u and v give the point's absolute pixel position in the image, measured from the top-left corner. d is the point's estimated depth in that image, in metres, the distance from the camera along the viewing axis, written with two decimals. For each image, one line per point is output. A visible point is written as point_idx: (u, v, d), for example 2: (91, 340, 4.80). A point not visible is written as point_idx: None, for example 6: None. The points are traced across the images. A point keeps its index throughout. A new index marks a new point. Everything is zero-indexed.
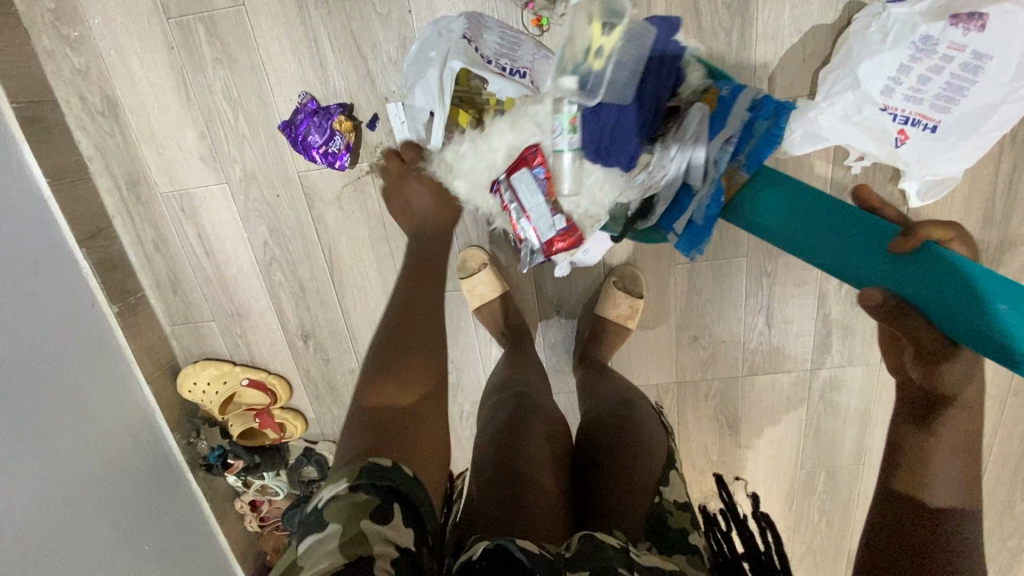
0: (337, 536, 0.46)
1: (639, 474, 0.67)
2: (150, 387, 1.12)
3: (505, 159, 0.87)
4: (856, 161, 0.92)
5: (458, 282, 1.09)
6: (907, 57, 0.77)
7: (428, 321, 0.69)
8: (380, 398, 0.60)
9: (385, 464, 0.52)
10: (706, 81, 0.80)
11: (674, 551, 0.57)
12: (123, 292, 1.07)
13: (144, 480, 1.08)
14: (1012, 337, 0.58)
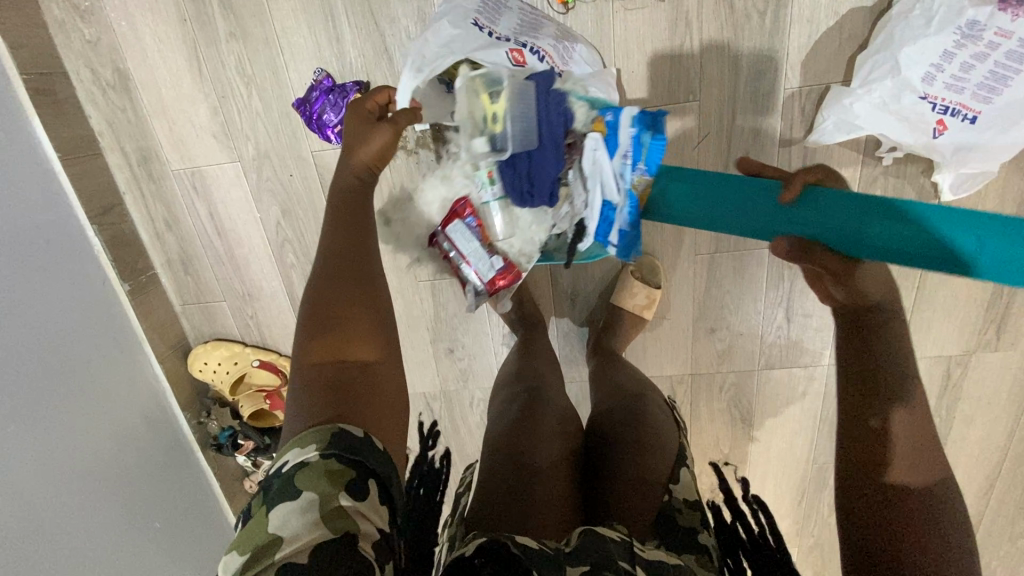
0: (315, 510, 0.43)
1: (647, 468, 0.65)
2: (161, 366, 1.11)
3: (440, 212, 0.90)
4: (889, 152, 0.88)
5: None
6: (951, 43, 0.73)
7: (364, 259, 0.57)
8: (324, 355, 0.51)
9: (357, 436, 0.47)
10: (591, 109, 0.71)
11: (684, 552, 0.56)
12: (134, 270, 1.06)
13: (154, 459, 1.08)
14: (933, 226, 0.59)
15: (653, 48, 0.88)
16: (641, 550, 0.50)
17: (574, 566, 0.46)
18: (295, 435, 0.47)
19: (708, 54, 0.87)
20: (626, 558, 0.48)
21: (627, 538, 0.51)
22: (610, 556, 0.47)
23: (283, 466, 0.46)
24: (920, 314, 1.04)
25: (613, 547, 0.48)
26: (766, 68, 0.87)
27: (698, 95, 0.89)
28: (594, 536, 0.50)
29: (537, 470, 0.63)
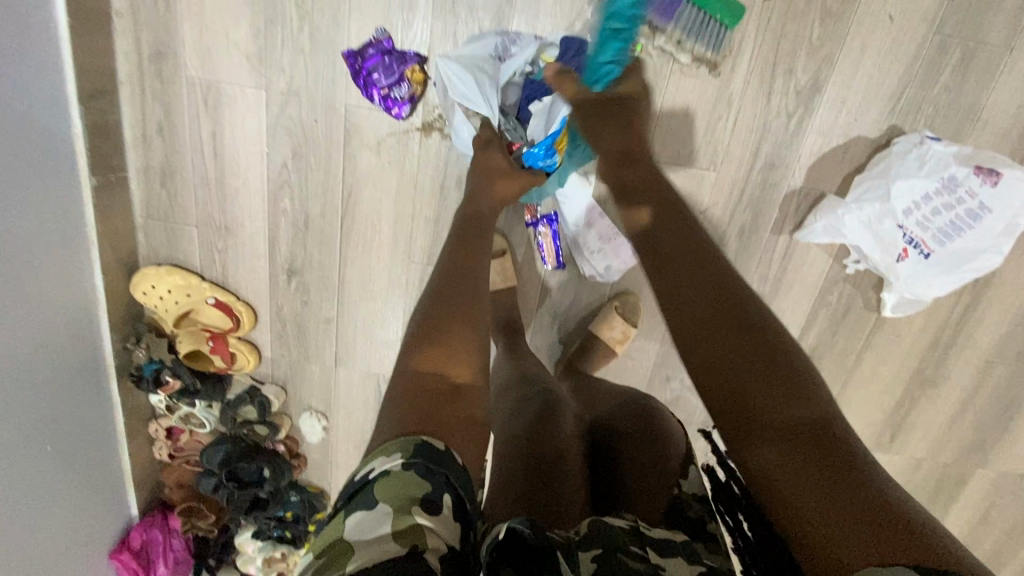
0: (388, 521, 0.43)
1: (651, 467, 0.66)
2: (104, 278, 1.01)
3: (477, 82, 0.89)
4: (854, 262, 1.03)
5: None
6: (932, 188, 0.90)
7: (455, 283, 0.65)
8: (426, 362, 0.56)
9: (434, 448, 0.48)
10: None
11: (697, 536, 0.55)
12: (107, 167, 0.96)
13: (66, 377, 0.97)
14: None
15: (694, 114, 0.96)
16: (648, 531, 0.52)
17: (585, 550, 0.48)
18: (380, 445, 0.49)
19: (736, 135, 0.97)
20: (637, 543, 0.49)
21: (632, 522, 0.53)
22: (621, 542, 0.49)
23: (367, 474, 0.47)
24: (837, 406, 1.19)
25: (621, 534, 0.50)
26: (778, 163, 0.98)
27: (718, 166, 0.99)
28: (601, 523, 0.51)
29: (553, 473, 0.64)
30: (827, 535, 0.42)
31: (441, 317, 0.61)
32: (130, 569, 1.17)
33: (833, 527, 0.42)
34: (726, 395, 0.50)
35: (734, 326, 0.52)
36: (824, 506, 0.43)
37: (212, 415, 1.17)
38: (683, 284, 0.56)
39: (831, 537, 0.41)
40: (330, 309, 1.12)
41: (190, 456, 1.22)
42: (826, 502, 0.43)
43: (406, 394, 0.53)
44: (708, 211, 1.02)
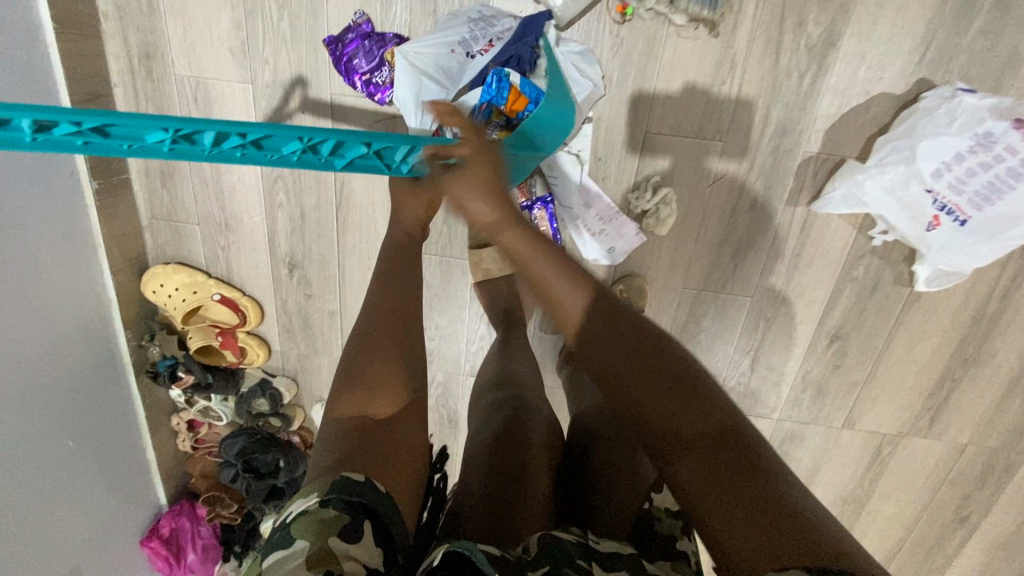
0: (303, 554, 0.42)
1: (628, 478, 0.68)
2: (114, 278, 1.04)
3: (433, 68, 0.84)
4: (880, 234, 0.94)
5: (466, 251, 1.06)
6: (964, 147, 0.80)
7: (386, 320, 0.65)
8: (352, 402, 0.57)
9: (358, 482, 0.48)
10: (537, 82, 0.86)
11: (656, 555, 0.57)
12: (108, 170, 0.98)
13: (83, 376, 1.01)
14: None
15: (695, 80, 0.89)
16: (596, 544, 0.52)
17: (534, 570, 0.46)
18: (301, 486, 0.49)
19: (743, 100, 0.89)
20: (582, 558, 0.48)
21: (580, 536, 0.52)
22: (568, 553, 0.48)
23: (286, 517, 0.47)
24: (868, 389, 1.11)
25: (568, 545, 0.49)
26: (791, 127, 0.90)
27: (725, 135, 0.92)
28: (550, 539, 0.50)
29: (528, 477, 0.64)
30: (727, 540, 0.44)
31: (370, 354, 0.61)
32: (161, 556, 1.23)
33: (734, 532, 0.44)
34: (639, 417, 0.54)
35: (632, 337, 0.57)
36: (724, 511, 0.45)
37: (227, 408, 1.20)
38: (593, 304, 0.60)
39: (732, 539, 0.44)
40: (333, 301, 1.12)
41: (212, 447, 1.27)
42: (726, 506, 0.45)
43: (334, 437, 0.54)
44: (715, 184, 0.95)
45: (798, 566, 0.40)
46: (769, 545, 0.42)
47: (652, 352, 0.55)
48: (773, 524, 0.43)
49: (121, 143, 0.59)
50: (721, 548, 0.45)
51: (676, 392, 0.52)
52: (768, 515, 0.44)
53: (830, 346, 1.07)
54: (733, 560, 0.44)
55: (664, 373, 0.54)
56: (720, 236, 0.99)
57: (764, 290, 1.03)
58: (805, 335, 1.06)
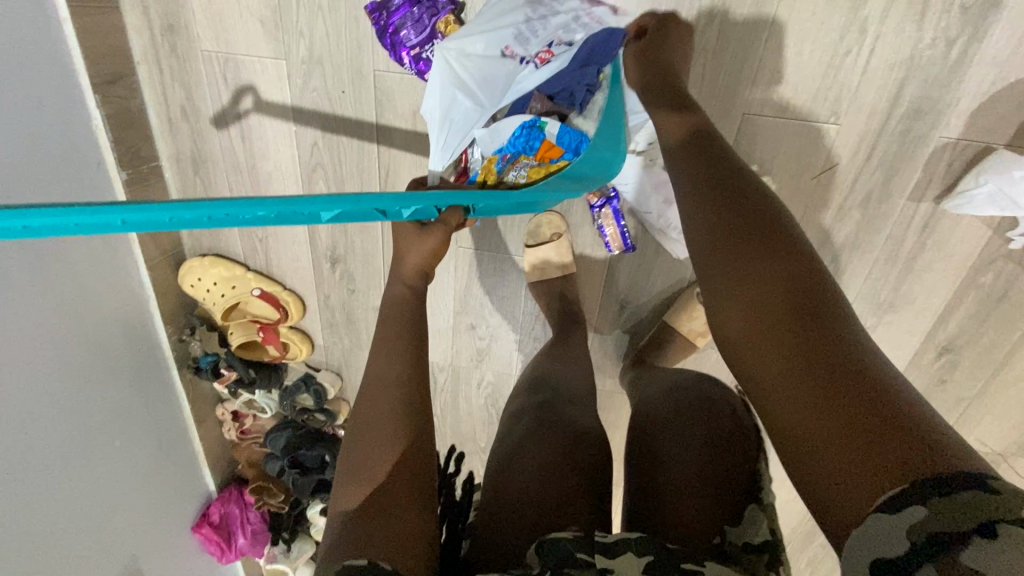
0: None
1: (705, 499, 0.55)
2: (150, 273, 0.98)
3: (470, 80, 0.70)
4: (1022, 235, 0.79)
5: (522, 247, 0.96)
6: None
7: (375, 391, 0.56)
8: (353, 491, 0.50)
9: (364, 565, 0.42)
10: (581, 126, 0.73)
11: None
12: (136, 158, 0.91)
13: (128, 374, 0.98)
14: None
15: (809, 50, 0.73)
16: (602, 535, 0.48)
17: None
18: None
19: (869, 75, 0.73)
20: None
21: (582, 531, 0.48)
22: (569, 551, 0.45)
23: None
24: (977, 406, 0.97)
25: (570, 544, 0.46)
26: (927, 108, 0.74)
27: (840, 118, 0.76)
28: (546, 547, 0.46)
29: (569, 501, 0.55)
30: (797, 438, 0.38)
31: (367, 432, 0.54)
32: (213, 540, 1.24)
33: (805, 432, 0.38)
34: (749, 341, 0.43)
35: (760, 240, 0.45)
36: (799, 406, 0.39)
37: (271, 401, 1.16)
38: (707, 206, 0.49)
39: (805, 444, 0.38)
40: (378, 297, 1.04)
41: (258, 437, 1.24)
42: (801, 402, 0.38)
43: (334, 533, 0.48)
44: (823, 175, 0.80)
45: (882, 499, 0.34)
46: (848, 449, 0.36)
47: (775, 258, 0.44)
48: (856, 428, 0.36)
49: (115, 218, 0.45)
50: (791, 452, 0.39)
51: (759, 269, 0.44)
52: (852, 415, 0.36)
53: (939, 358, 0.93)
54: (806, 466, 0.38)
55: (743, 252, 0.45)
56: (821, 235, 0.85)
57: (868, 295, 0.89)
58: (911, 345, 0.93)
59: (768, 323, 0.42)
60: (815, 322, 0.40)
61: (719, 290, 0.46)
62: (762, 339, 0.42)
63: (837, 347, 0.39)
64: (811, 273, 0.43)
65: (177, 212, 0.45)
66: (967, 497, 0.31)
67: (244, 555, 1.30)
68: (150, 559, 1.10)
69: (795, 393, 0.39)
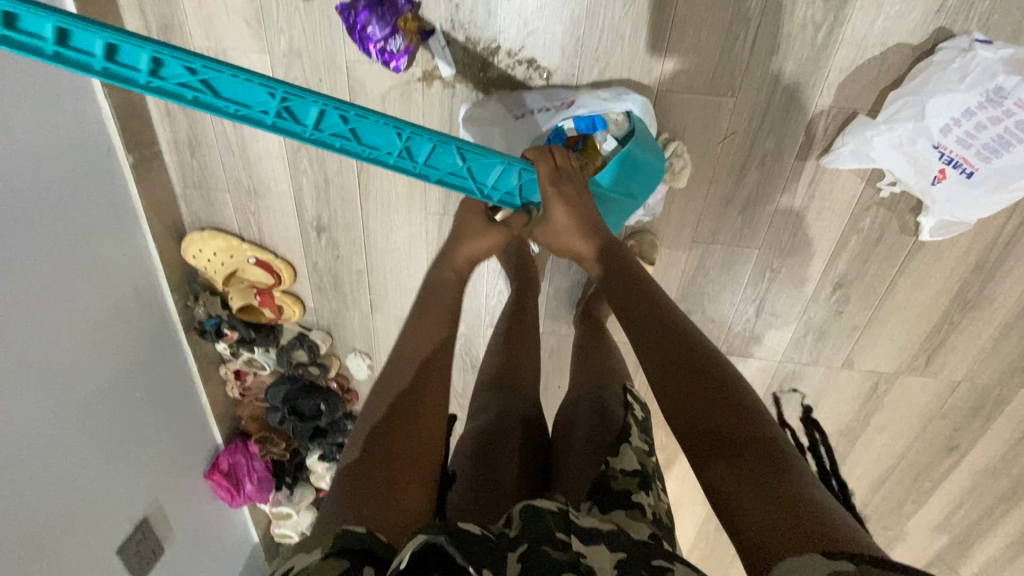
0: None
1: (594, 450, 0.73)
2: (156, 246, 1.11)
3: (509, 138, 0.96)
4: (888, 185, 0.97)
5: None
6: (974, 103, 0.81)
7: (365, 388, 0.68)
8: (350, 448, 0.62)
9: (361, 535, 0.49)
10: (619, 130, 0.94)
11: (615, 506, 0.61)
12: (140, 143, 1.04)
13: (141, 333, 1.12)
14: None
15: (707, 36, 0.89)
16: (576, 518, 0.55)
17: (513, 549, 0.49)
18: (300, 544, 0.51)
19: (757, 56, 0.89)
20: (562, 529, 0.52)
21: (563, 508, 0.55)
22: (549, 527, 0.51)
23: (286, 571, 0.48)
24: (868, 333, 1.17)
25: (551, 518, 0.52)
26: (804, 82, 0.90)
27: (737, 92, 0.92)
28: (531, 509, 0.53)
29: (496, 458, 0.73)
30: (761, 540, 0.45)
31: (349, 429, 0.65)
32: (224, 486, 1.40)
33: (750, 523, 0.47)
34: (707, 432, 0.54)
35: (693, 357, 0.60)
36: (749, 508, 0.47)
37: (270, 358, 1.31)
38: (653, 328, 0.64)
39: (762, 534, 0.46)
40: (360, 261, 1.19)
41: (258, 393, 1.39)
42: (761, 511, 0.47)
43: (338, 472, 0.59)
44: (727, 140, 0.96)
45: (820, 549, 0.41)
46: (784, 537, 0.44)
47: (703, 374, 0.58)
48: (793, 527, 0.44)
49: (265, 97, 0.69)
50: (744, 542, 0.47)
51: (701, 405, 0.56)
52: (792, 514, 0.45)
53: (834, 293, 1.12)
54: (756, 556, 0.45)
55: (694, 388, 0.57)
56: (731, 192, 1.02)
57: (772, 242, 1.07)
58: (810, 283, 1.11)
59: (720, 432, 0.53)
60: (750, 442, 0.52)
61: (675, 415, 0.57)
62: (710, 461, 0.52)
63: (766, 461, 0.50)
64: (738, 399, 0.55)
65: (327, 111, 0.71)
66: (894, 564, 0.39)
67: (251, 500, 1.47)
68: (170, 499, 1.26)
69: (747, 486, 0.49)
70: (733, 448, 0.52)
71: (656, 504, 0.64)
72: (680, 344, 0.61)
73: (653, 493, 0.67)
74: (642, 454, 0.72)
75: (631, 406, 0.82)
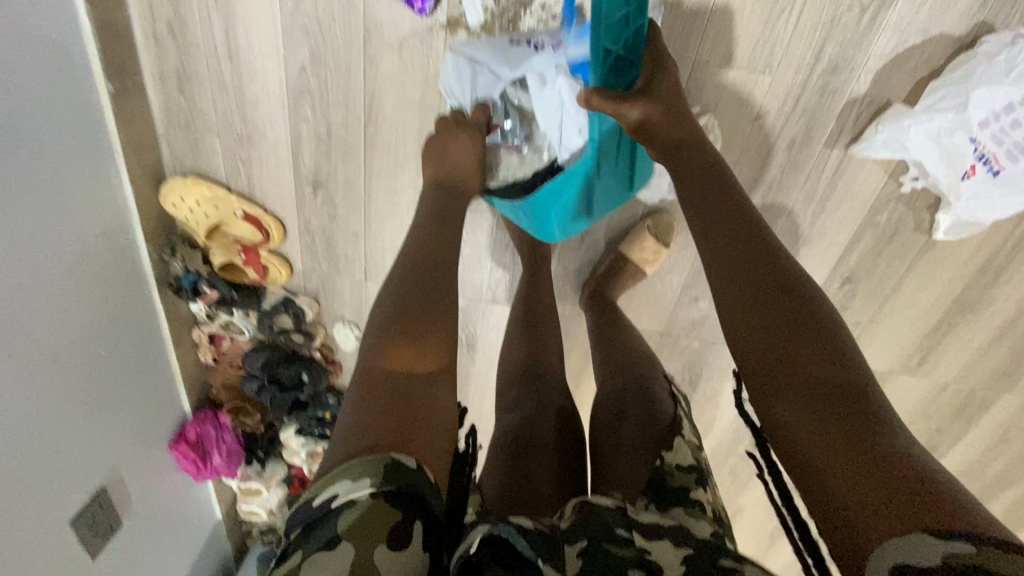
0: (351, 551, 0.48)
1: (643, 445, 0.73)
2: (133, 189, 1.01)
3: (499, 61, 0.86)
4: (911, 180, 0.95)
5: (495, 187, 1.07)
6: (1019, 97, 0.80)
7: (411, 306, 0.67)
8: (391, 369, 0.61)
9: (410, 471, 0.53)
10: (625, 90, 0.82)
11: (672, 505, 0.63)
12: (122, 71, 0.93)
13: (110, 285, 1.01)
14: None
15: (751, 9, 0.85)
16: (634, 514, 0.58)
17: (569, 542, 0.53)
18: (342, 467, 0.53)
19: (799, 34, 0.86)
20: (621, 524, 0.55)
21: (618, 503, 0.59)
22: (607, 525, 0.55)
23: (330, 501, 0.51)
24: (868, 330, 1.17)
25: (609, 515, 0.56)
26: (842, 66, 0.88)
27: (773, 71, 0.90)
28: (589, 507, 0.57)
29: (535, 452, 0.74)
30: (856, 506, 0.43)
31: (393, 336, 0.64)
32: (189, 457, 1.30)
33: (847, 491, 0.44)
34: (790, 380, 0.51)
35: (782, 298, 0.55)
36: (837, 474, 0.45)
37: (250, 323, 1.21)
38: (735, 263, 0.58)
39: (855, 500, 0.43)
40: (357, 224, 1.12)
41: (234, 360, 1.29)
42: (849, 473, 0.44)
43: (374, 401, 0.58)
44: (757, 121, 0.94)
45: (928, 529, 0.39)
46: (890, 505, 0.42)
47: (791, 317, 0.53)
48: (892, 495, 0.42)
49: None
50: (829, 507, 0.45)
51: (805, 353, 0.51)
52: (888, 478, 0.43)
53: (842, 288, 1.12)
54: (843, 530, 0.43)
55: (781, 332, 0.53)
56: (753, 176, 1.00)
57: (787, 231, 1.05)
58: (820, 277, 1.11)
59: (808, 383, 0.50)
60: (842, 395, 0.48)
61: (756, 357, 0.53)
62: (794, 408, 0.49)
63: (862, 418, 0.47)
64: (833, 344, 0.51)
65: None
66: (1010, 550, 0.37)
67: (217, 474, 1.36)
68: (132, 469, 1.16)
69: (836, 445, 0.46)
70: (821, 401, 0.48)
71: (713, 502, 0.65)
72: (767, 282, 0.56)
73: (710, 488, 0.67)
74: (696, 450, 0.72)
75: (677, 399, 0.81)
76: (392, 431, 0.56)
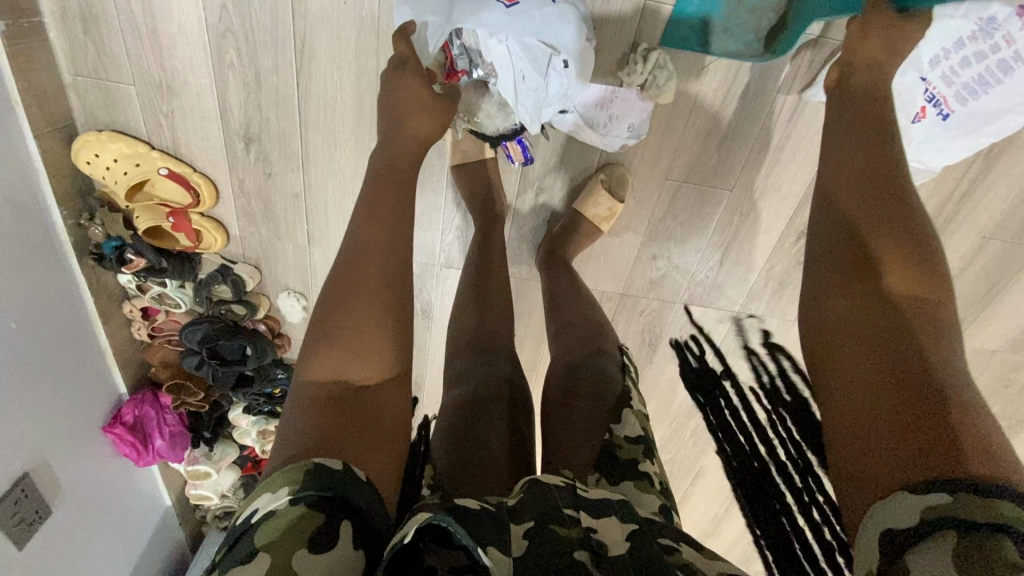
0: (264, 559, 0.43)
1: (595, 417, 0.70)
2: (38, 144, 0.91)
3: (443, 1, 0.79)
4: None
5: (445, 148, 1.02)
6: (966, 33, 0.79)
7: (350, 297, 0.61)
8: (327, 371, 0.58)
9: (333, 473, 0.48)
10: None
11: (619, 481, 0.60)
12: (14, 8, 0.82)
13: (22, 252, 0.92)
14: None
15: None
16: (583, 492, 0.55)
17: (517, 520, 0.49)
18: (267, 481, 0.50)
19: None
20: (570, 504, 0.52)
21: (570, 484, 0.55)
22: (554, 505, 0.51)
23: (252, 515, 0.47)
24: None
25: (557, 497, 0.52)
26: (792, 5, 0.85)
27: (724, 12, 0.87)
28: (536, 489, 0.53)
29: (481, 414, 0.69)
30: (857, 471, 0.46)
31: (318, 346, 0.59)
32: (128, 442, 1.21)
33: (859, 455, 0.46)
34: (873, 340, 0.51)
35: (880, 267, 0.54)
36: (861, 440, 0.47)
37: (185, 295, 1.14)
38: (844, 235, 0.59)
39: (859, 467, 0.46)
40: (296, 183, 1.04)
41: (171, 336, 1.21)
42: (866, 443, 0.46)
43: (304, 411, 0.55)
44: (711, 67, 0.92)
45: (905, 488, 0.42)
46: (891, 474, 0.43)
47: (884, 295, 0.52)
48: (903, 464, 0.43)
49: None
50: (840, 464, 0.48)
51: (882, 331, 0.50)
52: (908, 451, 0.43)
53: (798, 242, 1.10)
54: (846, 465, 0.47)
55: (875, 306, 0.52)
56: (708, 125, 0.98)
57: (743, 184, 1.04)
58: (775, 231, 1.09)
59: (869, 353, 0.50)
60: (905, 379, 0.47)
61: (833, 330, 0.54)
62: (840, 380, 0.51)
63: (916, 396, 0.46)
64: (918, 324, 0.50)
65: None
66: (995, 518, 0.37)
67: (161, 458, 1.30)
68: (59, 455, 1.07)
69: (864, 417, 0.48)
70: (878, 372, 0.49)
71: (661, 475, 0.63)
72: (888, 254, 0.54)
73: (658, 461, 0.65)
74: (644, 418, 0.70)
75: (627, 369, 0.79)
76: (316, 435, 0.52)
